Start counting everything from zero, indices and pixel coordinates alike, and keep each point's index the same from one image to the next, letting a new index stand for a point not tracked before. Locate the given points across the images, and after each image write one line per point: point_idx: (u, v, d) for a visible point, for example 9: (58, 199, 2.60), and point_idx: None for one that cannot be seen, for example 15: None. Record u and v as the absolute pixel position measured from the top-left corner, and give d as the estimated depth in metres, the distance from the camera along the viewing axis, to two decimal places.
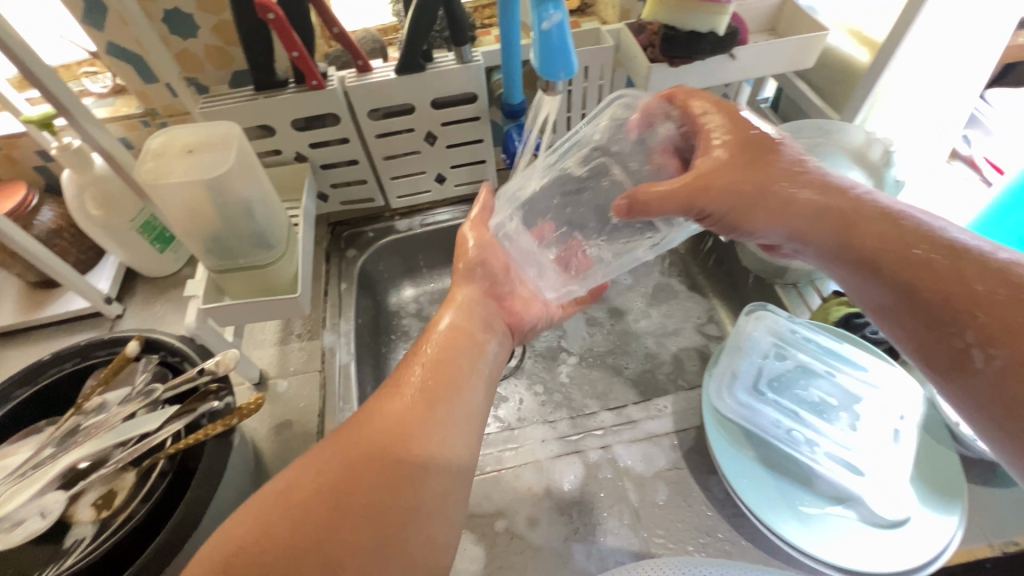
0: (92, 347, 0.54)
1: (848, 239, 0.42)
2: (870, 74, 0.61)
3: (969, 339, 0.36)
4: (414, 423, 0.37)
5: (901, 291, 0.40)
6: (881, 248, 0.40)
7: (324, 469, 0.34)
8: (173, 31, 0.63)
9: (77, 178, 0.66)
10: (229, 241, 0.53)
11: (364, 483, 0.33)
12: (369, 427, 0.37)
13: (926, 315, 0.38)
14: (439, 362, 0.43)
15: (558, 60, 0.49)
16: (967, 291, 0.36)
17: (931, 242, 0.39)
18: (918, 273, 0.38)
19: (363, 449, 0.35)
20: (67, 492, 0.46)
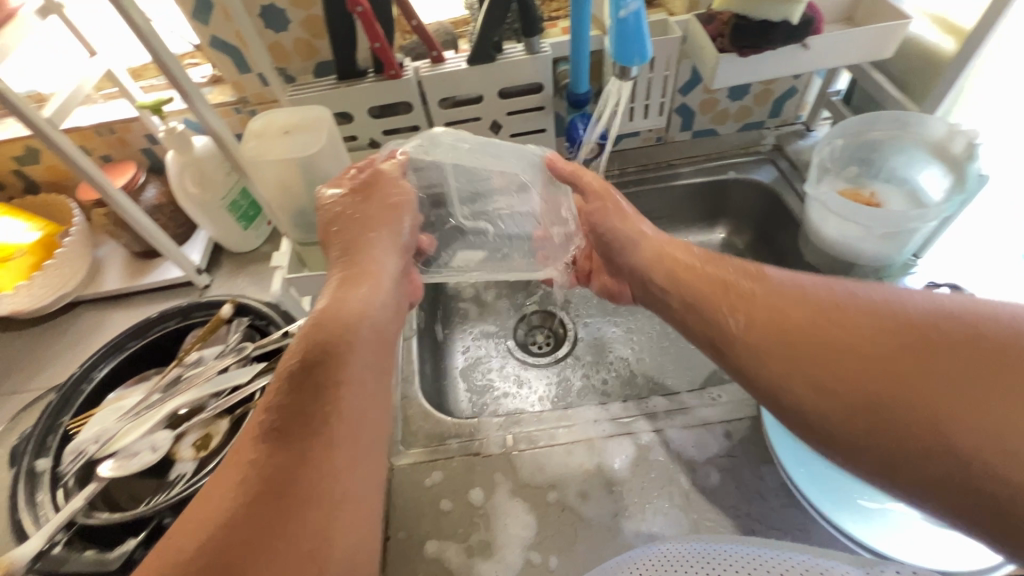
0: (191, 308, 0.61)
1: (761, 326, 0.40)
2: (956, 62, 0.59)
3: (827, 391, 0.34)
4: (326, 403, 0.38)
5: (722, 349, 0.42)
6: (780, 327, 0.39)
7: (242, 482, 0.34)
8: (267, 25, 0.69)
9: (180, 158, 0.73)
10: (314, 216, 0.58)
11: (285, 458, 0.35)
12: (271, 418, 0.37)
13: (796, 375, 0.36)
14: (344, 330, 0.42)
15: (633, 46, 0.50)
16: (804, 342, 0.37)
17: (751, 297, 0.42)
18: (817, 326, 0.37)
19: (272, 448, 0.36)
20: (172, 432, 0.53)
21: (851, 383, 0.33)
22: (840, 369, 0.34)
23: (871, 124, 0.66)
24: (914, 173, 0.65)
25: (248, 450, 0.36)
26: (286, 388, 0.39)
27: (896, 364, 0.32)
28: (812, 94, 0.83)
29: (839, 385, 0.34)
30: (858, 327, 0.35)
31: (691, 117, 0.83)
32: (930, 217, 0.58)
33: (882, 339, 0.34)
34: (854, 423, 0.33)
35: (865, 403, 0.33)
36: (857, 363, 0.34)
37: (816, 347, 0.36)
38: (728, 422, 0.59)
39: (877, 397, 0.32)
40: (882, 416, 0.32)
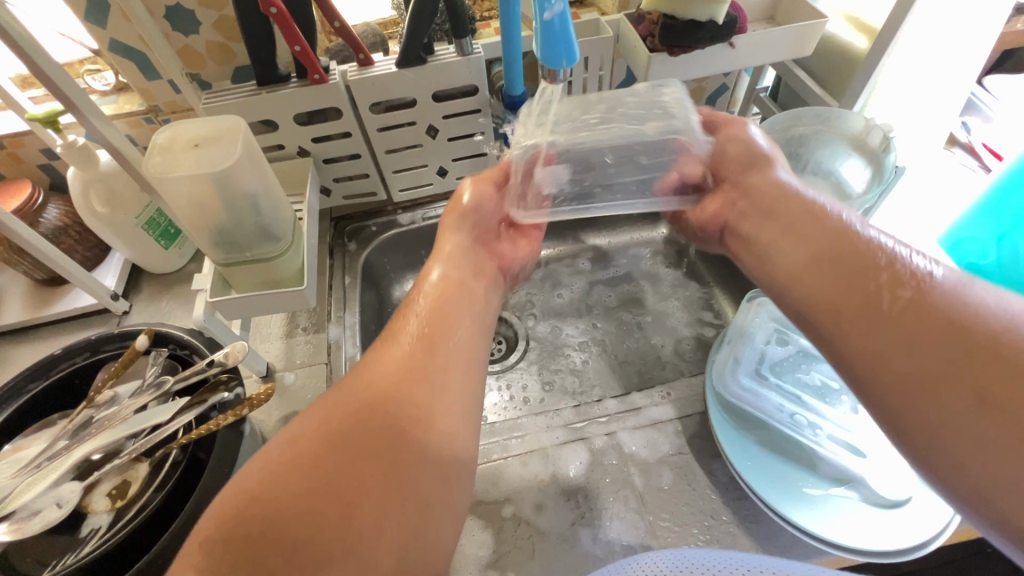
0: (102, 341, 0.55)
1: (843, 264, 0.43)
2: (869, 60, 0.62)
3: (897, 354, 0.37)
4: (404, 387, 0.38)
5: (838, 308, 0.41)
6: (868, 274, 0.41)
7: (317, 425, 0.35)
8: (175, 27, 0.63)
9: (82, 175, 0.67)
10: (235, 234, 0.54)
11: (367, 442, 0.34)
12: (355, 395, 0.37)
13: (875, 336, 0.39)
14: (431, 324, 0.43)
15: (557, 48, 0.49)
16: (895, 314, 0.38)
17: (862, 266, 0.41)
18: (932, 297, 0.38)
19: (334, 419, 0.35)
20: (81, 483, 0.47)
21: (940, 360, 0.35)
22: (935, 346, 0.36)
23: (796, 119, 0.68)
24: (837, 166, 0.66)
25: (328, 409, 0.36)
26: (376, 384, 0.37)
27: (1019, 372, 0.33)
28: (741, 90, 0.86)
29: (924, 358, 0.36)
30: (986, 324, 0.35)
31: None
32: (854, 208, 0.60)
33: (1003, 353, 0.34)
34: (926, 386, 0.35)
35: (930, 379, 0.35)
36: (971, 349, 0.34)
37: (926, 319, 0.37)
38: (677, 419, 0.60)
39: (954, 376, 0.34)
40: (955, 395, 0.34)
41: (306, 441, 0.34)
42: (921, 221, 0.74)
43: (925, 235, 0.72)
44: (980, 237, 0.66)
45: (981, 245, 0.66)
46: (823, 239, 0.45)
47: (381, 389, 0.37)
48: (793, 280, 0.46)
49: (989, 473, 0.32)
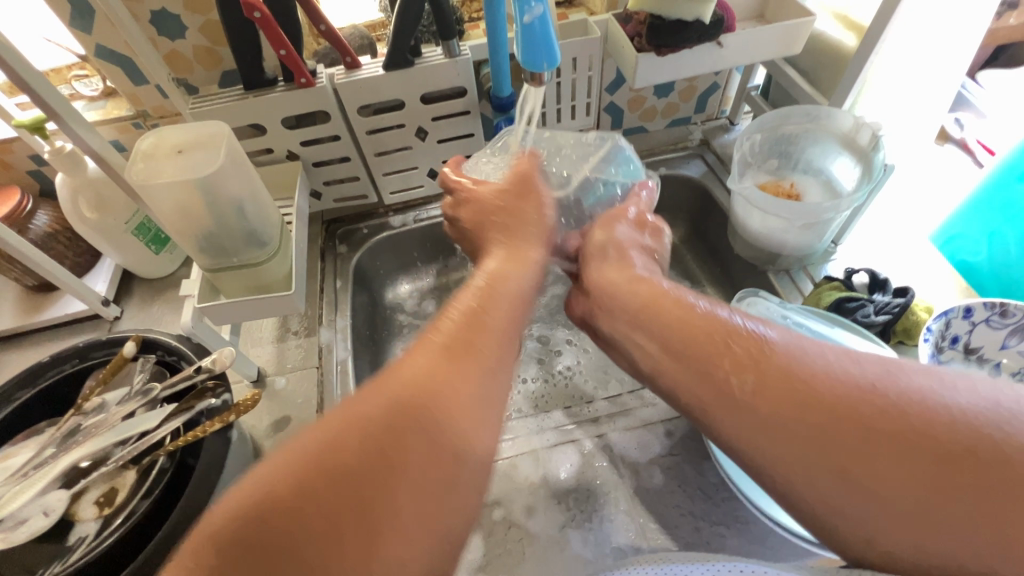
0: (90, 348, 0.55)
1: (689, 354, 0.38)
2: (857, 58, 0.61)
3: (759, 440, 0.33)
4: (430, 393, 0.35)
5: (706, 402, 0.36)
6: (716, 361, 0.36)
7: (325, 441, 0.31)
8: (161, 32, 0.63)
9: (70, 182, 0.67)
10: (221, 239, 0.53)
11: (410, 447, 0.32)
12: (392, 386, 0.35)
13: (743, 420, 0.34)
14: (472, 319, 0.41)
15: (540, 50, 0.49)
16: (746, 398, 0.34)
17: (709, 355, 0.37)
18: (771, 372, 0.34)
19: (371, 416, 0.33)
20: (68, 491, 0.47)
21: (802, 443, 0.31)
22: (796, 422, 0.32)
23: (786, 118, 0.67)
24: (828, 164, 0.68)
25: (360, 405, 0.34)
26: (414, 377, 0.36)
27: (880, 425, 0.30)
28: (733, 88, 0.85)
29: (794, 446, 0.31)
30: (830, 391, 0.32)
31: (619, 115, 0.84)
32: (843, 206, 0.60)
33: (855, 417, 0.30)
34: (808, 474, 0.31)
35: (805, 469, 0.31)
36: (825, 422, 0.31)
37: (772, 398, 0.33)
38: (668, 420, 0.59)
39: (827, 457, 0.30)
40: (823, 474, 0.30)
41: (307, 465, 0.30)
42: (914, 217, 0.73)
43: (917, 233, 0.72)
44: (971, 234, 0.65)
45: (973, 243, 0.65)
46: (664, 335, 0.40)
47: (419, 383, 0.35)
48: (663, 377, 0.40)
49: (951, 556, 0.27)
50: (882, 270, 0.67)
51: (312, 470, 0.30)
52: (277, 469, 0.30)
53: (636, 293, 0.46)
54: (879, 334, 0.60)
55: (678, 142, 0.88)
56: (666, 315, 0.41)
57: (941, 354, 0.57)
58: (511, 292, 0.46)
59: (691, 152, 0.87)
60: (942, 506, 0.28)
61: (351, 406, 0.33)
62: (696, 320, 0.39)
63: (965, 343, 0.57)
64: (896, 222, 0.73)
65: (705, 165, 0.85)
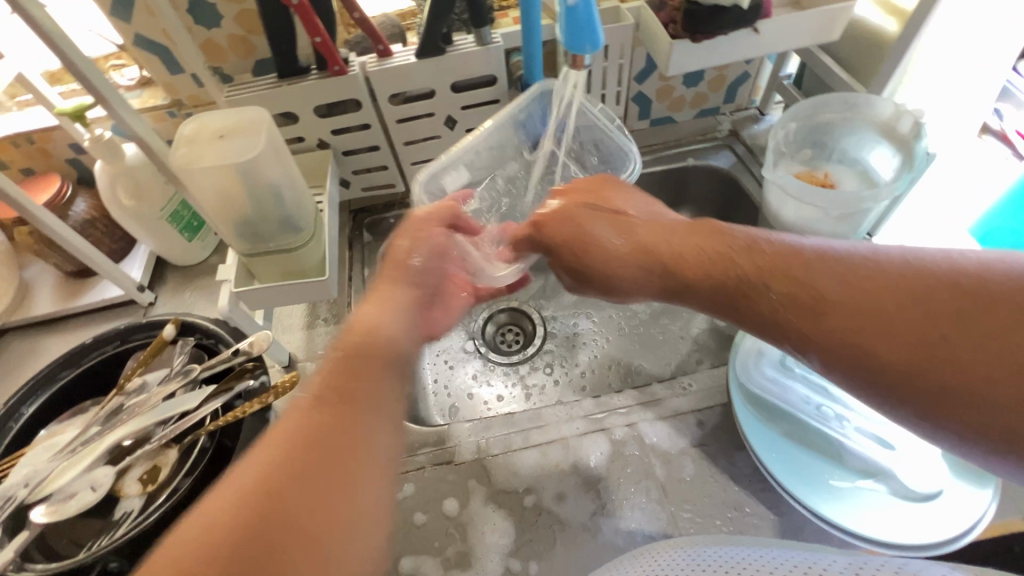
0: (131, 330, 0.56)
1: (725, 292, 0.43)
2: (899, 44, 0.60)
3: (876, 339, 0.35)
4: (321, 443, 0.31)
5: (804, 303, 0.38)
6: (779, 278, 0.40)
7: (194, 542, 0.27)
8: (198, 21, 0.64)
9: (109, 169, 0.68)
10: (259, 223, 0.54)
11: (305, 504, 0.29)
12: (277, 444, 0.31)
13: (839, 324, 0.36)
14: (350, 366, 0.36)
15: (583, 33, 0.49)
16: (841, 306, 0.36)
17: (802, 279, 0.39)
18: (870, 283, 0.36)
19: (250, 489, 0.28)
20: (114, 468, 0.49)
21: (909, 322, 0.34)
22: (884, 305, 0.35)
23: (822, 107, 0.66)
24: (865, 154, 0.67)
25: (251, 475, 0.29)
26: (308, 426, 0.32)
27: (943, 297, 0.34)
28: (764, 78, 0.84)
29: (901, 337, 0.34)
30: (902, 270, 0.36)
31: (648, 105, 0.83)
32: (882, 195, 0.59)
33: (945, 299, 0.34)
34: (892, 355, 0.34)
35: (919, 359, 0.33)
36: (899, 297, 0.35)
37: (875, 291, 0.36)
38: (700, 411, 0.59)
39: (923, 330, 0.34)
40: (927, 333, 0.33)
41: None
42: (952, 209, 0.71)
43: (956, 225, 0.70)
44: None
45: (1017, 236, 0.64)
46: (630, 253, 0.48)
47: (303, 441, 0.31)
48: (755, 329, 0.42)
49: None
50: None
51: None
52: None
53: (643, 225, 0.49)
54: None
55: (706, 133, 0.87)
56: (637, 236, 0.48)
57: None
58: (393, 346, 0.38)
59: (719, 143, 0.86)
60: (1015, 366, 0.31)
61: (219, 489, 0.29)
62: (727, 244, 0.44)
63: None
64: (932, 213, 0.72)
65: (734, 157, 0.84)
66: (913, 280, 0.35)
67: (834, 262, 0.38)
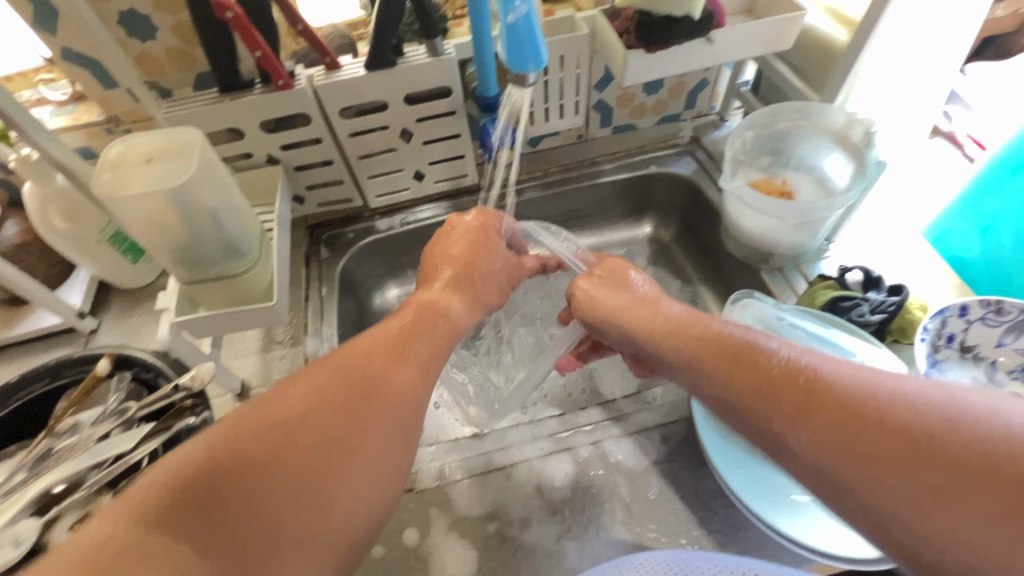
0: (61, 366, 0.53)
1: (722, 353, 0.40)
2: (850, 53, 0.60)
3: (861, 482, 0.30)
4: (349, 410, 0.37)
5: (762, 440, 0.36)
6: (715, 359, 0.40)
7: (229, 441, 0.32)
8: (130, 34, 0.60)
9: (39, 191, 0.64)
10: (197, 251, 0.51)
11: (302, 465, 0.33)
12: (296, 399, 0.36)
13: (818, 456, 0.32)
14: (399, 346, 0.44)
15: (526, 50, 0.47)
16: (754, 394, 0.37)
17: (777, 386, 0.36)
18: (833, 402, 0.33)
19: (249, 438, 0.33)
20: (39, 519, 0.45)
21: (851, 452, 0.31)
22: (817, 410, 0.33)
23: (777, 115, 0.67)
24: (821, 161, 0.67)
25: (265, 414, 0.34)
26: (319, 402, 0.36)
27: (895, 434, 0.30)
28: (723, 84, 0.84)
29: (839, 454, 0.31)
30: (866, 397, 0.32)
31: (609, 113, 0.82)
32: (837, 204, 0.59)
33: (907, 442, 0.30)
34: (869, 491, 0.30)
35: (887, 494, 0.29)
36: (865, 426, 0.31)
37: (825, 408, 0.33)
38: (664, 426, 0.58)
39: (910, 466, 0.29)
40: (846, 464, 0.31)
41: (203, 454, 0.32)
42: (906, 213, 0.72)
43: (909, 229, 0.71)
44: (964, 229, 0.65)
45: (965, 238, 0.65)
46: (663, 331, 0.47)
47: (310, 406, 0.36)
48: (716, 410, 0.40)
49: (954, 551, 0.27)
50: (875, 268, 0.67)
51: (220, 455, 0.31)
52: (195, 449, 0.32)
53: (676, 320, 0.47)
54: (874, 333, 0.60)
55: (667, 139, 0.86)
56: (667, 319, 0.48)
57: (936, 354, 0.56)
58: (432, 340, 0.48)
59: (681, 149, 0.86)
60: (940, 485, 0.28)
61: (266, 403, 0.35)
62: (703, 332, 0.43)
63: (961, 341, 0.57)
64: (888, 218, 0.73)
65: (696, 163, 0.84)
66: (828, 393, 0.33)
67: (769, 357, 0.38)
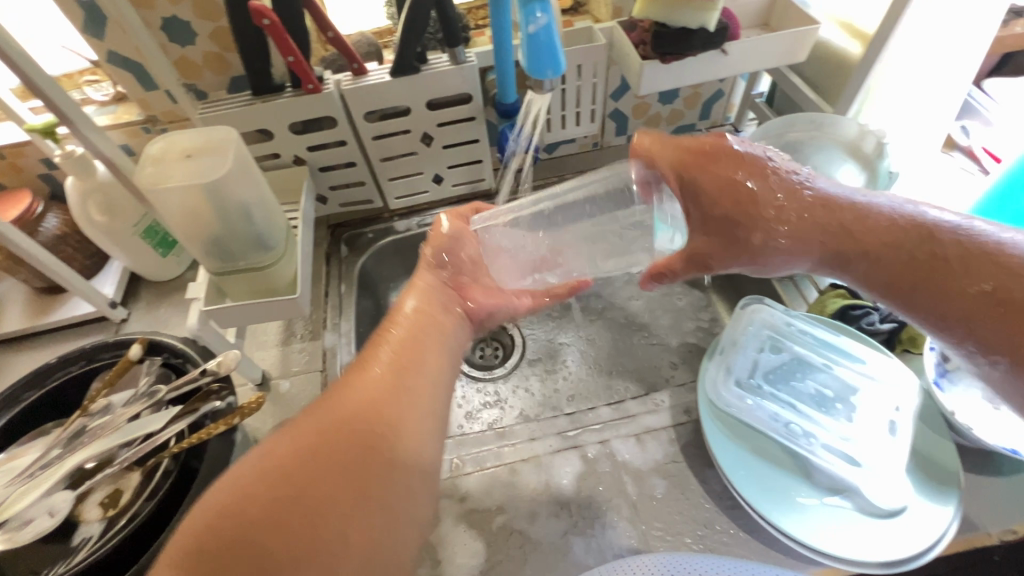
0: (96, 350, 0.56)
1: (818, 217, 0.44)
2: (863, 66, 0.61)
3: (876, 258, 0.43)
4: (388, 403, 0.38)
5: (834, 246, 0.44)
6: (850, 220, 0.44)
7: (290, 448, 0.34)
8: (172, 39, 0.64)
9: (80, 185, 0.67)
10: (228, 244, 0.54)
11: (335, 482, 0.33)
12: (298, 434, 0.35)
13: (877, 233, 0.42)
14: (403, 357, 0.42)
15: (545, 58, 0.50)
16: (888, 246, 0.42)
17: (854, 226, 0.43)
18: (874, 235, 0.43)
19: (290, 446, 0.34)
20: (74, 492, 0.48)
21: (876, 248, 0.42)
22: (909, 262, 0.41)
23: (790, 125, 0.68)
24: None
25: (317, 420, 0.36)
26: (304, 443, 0.34)
27: (984, 268, 0.38)
28: (738, 95, 0.85)
29: (855, 244, 0.43)
30: (892, 226, 0.42)
31: (624, 122, 0.84)
32: None
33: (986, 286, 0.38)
34: (893, 271, 0.42)
35: (897, 277, 0.42)
36: (937, 265, 0.40)
37: (892, 255, 0.42)
38: (672, 427, 0.59)
39: (889, 250, 0.42)
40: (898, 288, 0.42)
41: (248, 477, 0.33)
42: None
43: None
44: None
45: None
46: (702, 170, 0.47)
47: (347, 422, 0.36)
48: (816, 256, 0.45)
49: None
50: None
51: (250, 494, 0.32)
52: (223, 489, 0.32)
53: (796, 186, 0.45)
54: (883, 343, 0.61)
55: None
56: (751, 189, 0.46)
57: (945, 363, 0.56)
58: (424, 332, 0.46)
59: None
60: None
61: (304, 419, 0.36)
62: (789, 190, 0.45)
63: None
64: None
65: None
66: (940, 243, 0.40)
67: (878, 218, 0.43)
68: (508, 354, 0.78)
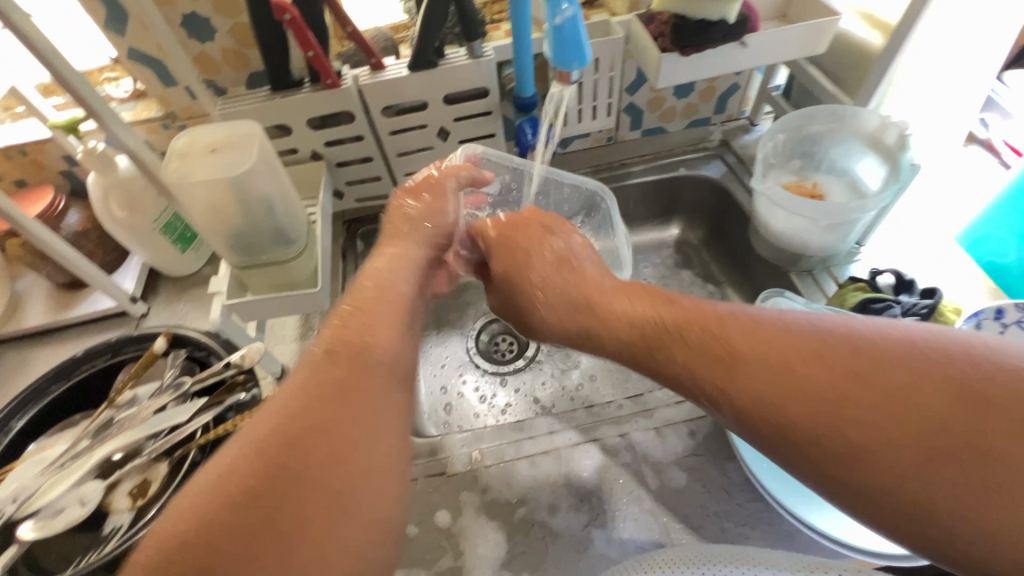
0: (122, 342, 0.56)
1: (651, 340, 0.42)
2: (885, 57, 0.61)
3: (871, 418, 0.32)
4: (348, 385, 0.35)
5: (714, 368, 0.38)
6: (699, 338, 0.39)
7: (242, 454, 0.31)
8: (191, 35, 0.64)
9: (102, 181, 0.68)
10: (251, 238, 0.55)
11: (318, 442, 0.31)
12: (250, 440, 0.31)
13: (762, 391, 0.35)
14: (362, 329, 0.39)
15: (571, 50, 0.50)
16: (798, 372, 0.34)
17: (731, 350, 0.38)
18: (793, 360, 0.35)
19: (253, 450, 0.31)
20: (103, 483, 0.48)
21: (823, 406, 0.33)
22: (793, 372, 0.35)
23: (810, 118, 0.67)
24: (853, 164, 0.67)
25: (265, 420, 0.33)
26: (254, 449, 0.31)
27: (893, 382, 0.32)
28: (754, 89, 0.85)
29: (808, 406, 0.33)
30: (801, 339, 0.36)
31: (639, 116, 0.84)
32: (870, 206, 0.60)
33: (930, 402, 0.31)
34: (876, 430, 0.31)
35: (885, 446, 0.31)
36: (851, 379, 0.33)
37: (817, 373, 0.34)
38: (692, 421, 0.59)
39: (833, 403, 0.33)
40: (801, 423, 0.33)
41: (201, 504, 0.29)
42: (940, 219, 0.72)
43: (943, 235, 0.71)
44: (999, 234, 0.64)
45: (1002, 244, 0.64)
46: (592, 296, 0.48)
47: (295, 415, 0.32)
48: (698, 378, 0.39)
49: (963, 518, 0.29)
50: (907, 272, 0.67)
51: (202, 518, 0.28)
52: (179, 516, 0.29)
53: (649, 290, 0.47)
54: None
55: (697, 143, 0.87)
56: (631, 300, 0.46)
57: None
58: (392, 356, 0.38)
59: (710, 153, 0.87)
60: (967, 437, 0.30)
61: (256, 420, 0.33)
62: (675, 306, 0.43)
63: None
64: (920, 223, 0.73)
65: (725, 166, 0.85)
66: (838, 352, 0.34)
67: (784, 332, 0.37)
68: (521, 348, 0.78)
